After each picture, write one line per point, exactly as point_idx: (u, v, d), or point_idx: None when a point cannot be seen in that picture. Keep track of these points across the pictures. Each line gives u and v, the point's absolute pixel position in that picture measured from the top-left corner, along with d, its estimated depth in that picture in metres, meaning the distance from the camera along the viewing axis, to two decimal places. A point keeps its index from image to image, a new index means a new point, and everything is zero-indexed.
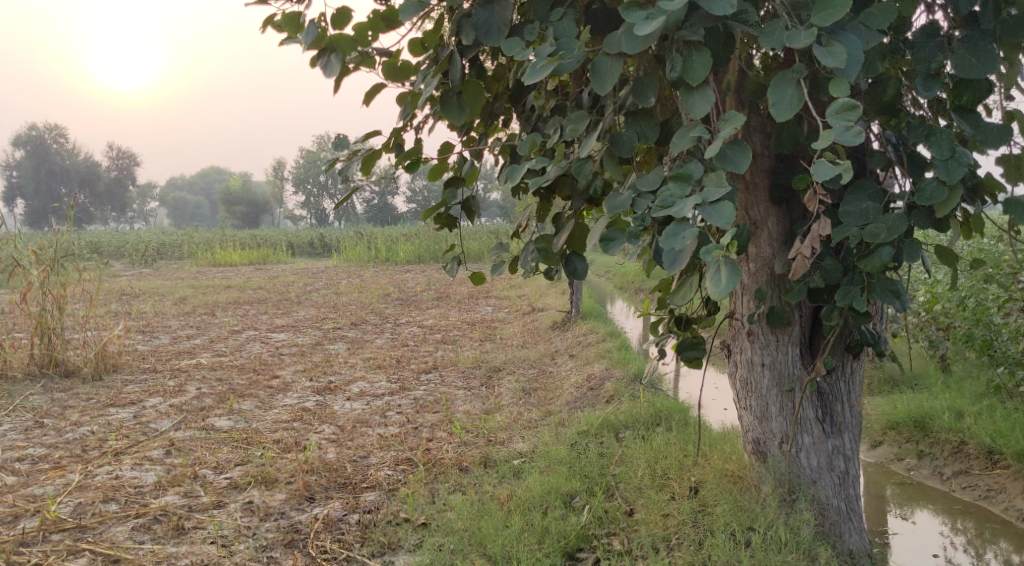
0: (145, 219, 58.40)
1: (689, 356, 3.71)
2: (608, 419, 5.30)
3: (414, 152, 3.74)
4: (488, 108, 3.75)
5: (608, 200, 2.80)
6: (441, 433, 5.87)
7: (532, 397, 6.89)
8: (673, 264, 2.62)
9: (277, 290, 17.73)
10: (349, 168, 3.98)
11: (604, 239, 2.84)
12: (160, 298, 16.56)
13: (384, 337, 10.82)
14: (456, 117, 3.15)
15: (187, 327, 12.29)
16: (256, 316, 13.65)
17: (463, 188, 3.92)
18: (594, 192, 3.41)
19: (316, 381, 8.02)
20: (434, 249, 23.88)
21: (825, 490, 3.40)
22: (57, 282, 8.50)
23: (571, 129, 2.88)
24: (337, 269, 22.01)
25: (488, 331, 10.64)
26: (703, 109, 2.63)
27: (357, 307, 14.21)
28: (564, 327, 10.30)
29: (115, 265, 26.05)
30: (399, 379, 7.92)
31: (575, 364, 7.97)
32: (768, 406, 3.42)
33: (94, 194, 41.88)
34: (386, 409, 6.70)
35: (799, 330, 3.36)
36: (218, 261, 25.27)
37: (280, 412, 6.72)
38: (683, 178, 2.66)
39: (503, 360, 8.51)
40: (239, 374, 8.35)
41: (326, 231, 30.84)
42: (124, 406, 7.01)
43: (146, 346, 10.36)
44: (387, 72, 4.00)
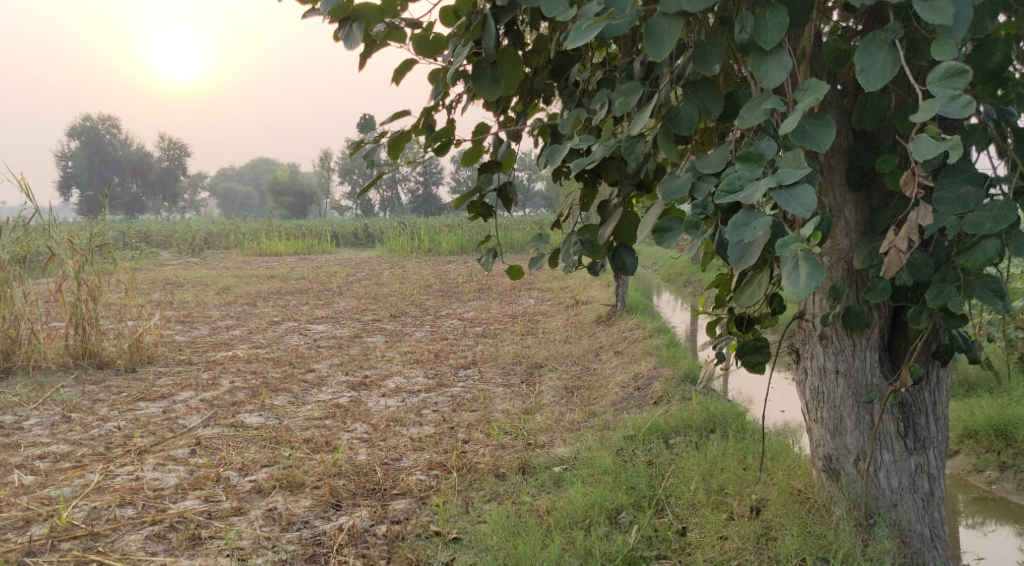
0: (195, 210, 58.97)
1: (752, 361, 3.34)
2: (658, 422, 4.93)
3: (446, 134, 3.41)
4: (527, 84, 3.41)
5: (663, 184, 2.44)
6: (478, 434, 5.55)
7: (575, 396, 6.54)
8: (741, 259, 2.26)
9: (319, 280, 17.55)
10: (375, 153, 3.65)
11: (659, 229, 2.48)
12: (203, 288, 16.47)
13: (424, 331, 10.54)
14: (490, 92, 2.81)
15: (227, 318, 12.13)
16: (296, 306, 13.46)
17: (500, 173, 3.56)
18: (645, 175, 3.05)
19: (352, 375, 7.74)
20: (477, 240, 23.60)
21: (907, 514, 3.01)
22: (91, 272, 8.34)
23: (621, 102, 2.52)
24: (380, 260, 21.83)
25: (530, 325, 10.31)
26: (778, 77, 2.27)
27: (398, 299, 13.96)
28: (609, 321, 9.93)
29: (162, 254, 26.15)
30: (437, 375, 7.62)
31: (621, 361, 7.60)
32: (842, 419, 3.04)
33: (144, 184, 42.29)
34: (422, 407, 6.40)
35: (877, 333, 2.98)
36: (262, 252, 25.26)
37: (313, 408, 6.45)
38: (753, 158, 2.31)
39: (546, 356, 8.17)
40: (273, 368, 8.11)
41: (371, 222, 30.73)
42: (155, 400, 6.80)
43: (184, 336, 10.19)
44: (418, 46, 3.66)
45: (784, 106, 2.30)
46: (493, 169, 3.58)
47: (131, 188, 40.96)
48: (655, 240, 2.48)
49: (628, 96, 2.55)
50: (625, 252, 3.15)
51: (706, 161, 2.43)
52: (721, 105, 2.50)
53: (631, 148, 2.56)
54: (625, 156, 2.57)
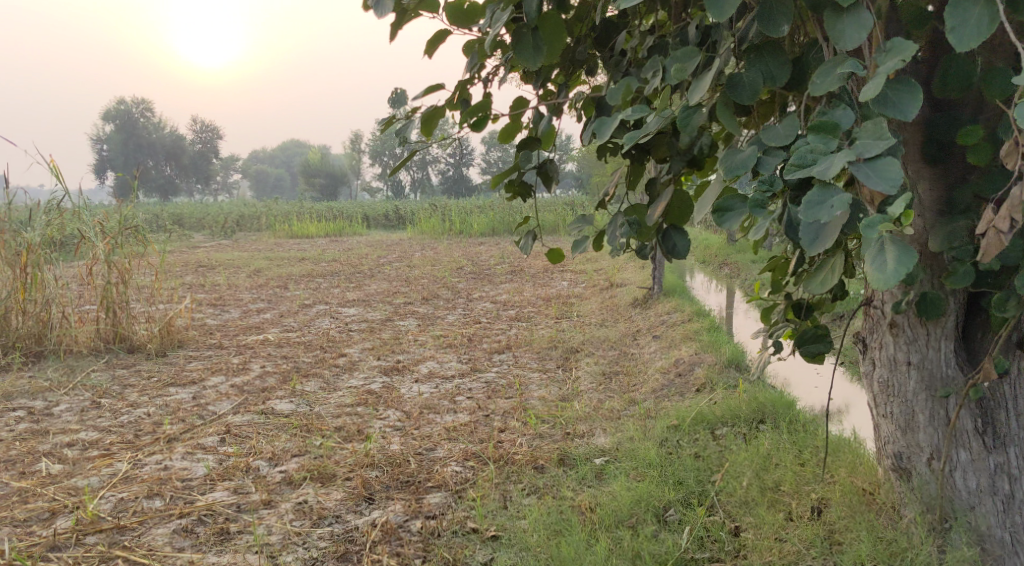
0: (227, 192, 59.25)
1: (812, 351, 3.11)
2: (703, 412, 4.72)
3: (482, 108, 3.20)
4: (570, 54, 3.19)
5: (725, 159, 2.22)
6: (514, 423, 5.37)
7: (614, 382, 6.34)
8: (815, 242, 2.04)
9: (350, 262, 17.42)
10: (407, 129, 3.45)
11: (720, 209, 2.26)
12: (234, 270, 16.39)
13: (457, 314, 10.36)
14: (530, 59, 2.59)
15: (258, 300, 12.02)
16: (326, 289, 13.33)
17: (539, 150, 3.34)
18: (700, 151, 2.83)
19: (384, 360, 7.58)
20: (508, 221, 23.40)
21: (986, 518, 2.83)
22: (121, 255, 8.23)
23: (678, 69, 2.30)
24: (411, 242, 21.69)
25: (564, 308, 10.09)
26: (857, 37, 2.04)
27: (430, 281, 13.79)
28: (645, 304, 9.71)
29: (195, 236, 26.18)
30: (471, 360, 7.44)
31: (660, 346, 7.38)
32: (915, 415, 2.87)
33: (177, 167, 42.47)
34: (457, 393, 6.22)
35: (953, 321, 2.78)
36: (294, 234, 25.22)
37: (345, 395, 6.30)
38: (828, 129, 2.08)
39: (582, 340, 7.96)
40: (305, 352, 7.97)
41: (401, 204, 30.60)
42: (185, 385, 6.67)
43: (215, 320, 10.08)
44: (452, 16, 3.46)
45: (863, 71, 2.06)
46: (534, 146, 3.36)
47: (164, 171, 41.14)
48: (715, 221, 2.26)
49: (685, 62, 2.33)
50: (674, 233, 2.93)
51: (773, 133, 2.20)
52: (788, 72, 2.28)
53: (688, 119, 2.34)
54: (681, 129, 2.35)
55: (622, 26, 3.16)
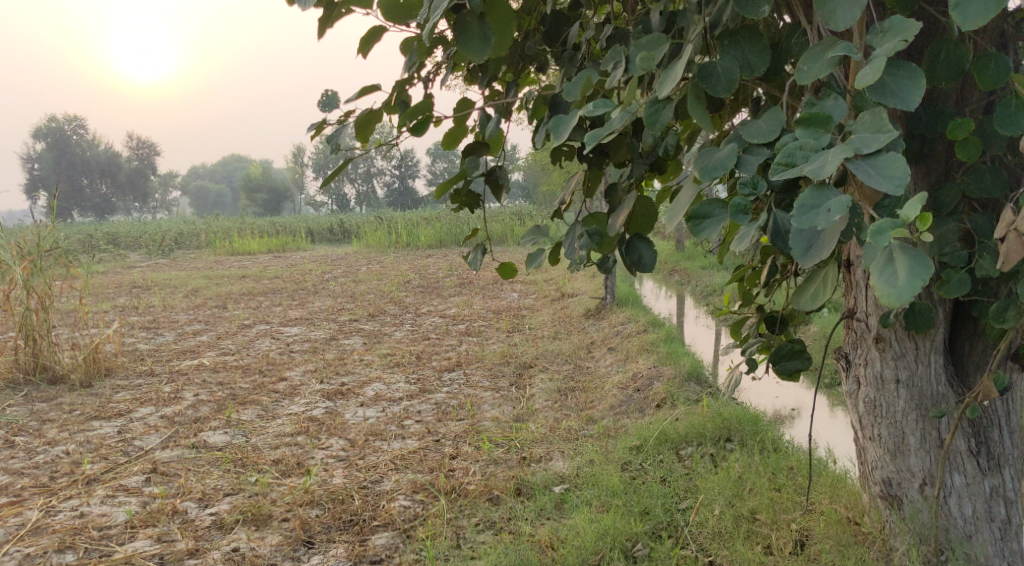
0: (166, 209, 58.06)
1: (789, 368, 2.85)
2: (666, 430, 4.43)
3: (423, 109, 2.88)
4: (519, 49, 2.91)
5: (699, 159, 1.93)
6: (466, 448, 5.04)
7: (570, 399, 6.04)
8: (808, 253, 1.76)
9: (293, 279, 16.92)
10: (340, 135, 3.11)
11: (695, 217, 1.97)
12: (171, 291, 15.80)
13: (404, 331, 9.98)
14: (477, 52, 2.28)
15: (195, 322, 11.50)
16: (268, 308, 12.85)
17: (487, 156, 3.04)
18: (665, 153, 2.55)
19: (327, 383, 7.19)
20: (456, 233, 23.06)
21: (983, 547, 2.60)
22: (42, 280, 7.72)
23: (644, 57, 2.01)
24: (356, 256, 21.23)
25: (515, 321, 9.78)
26: (850, 16, 1.77)
27: (376, 297, 13.39)
28: (599, 315, 9.45)
29: (131, 256, 25.38)
30: (419, 380, 7.09)
31: (615, 359, 7.11)
32: (905, 438, 2.61)
33: (113, 185, 41.33)
34: (404, 417, 5.86)
35: (943, 333, 2.52)
36: (236, 251, 24.58)
37: (285, 423, 5.90)
38: (818, 121, 1.80)
39: (535, 355, 7.66)
40: (242, 377, 7.54)
41: (346, 218, 30.09)
42: (110, 418, 6.21)
43: (148, 344, 9.58)
44: (387, 11, 3.14)
45: (858, 55, 1.79)
46: (481, 152, 3.05)
47: (99, 189, 40.00)
48: (690, 231, 1.97)
49: (651, 50, 2.04)
50: (638, 243, 2.65)
51: (754, 129, 1.92)
52: (766, 59, 2.01)
53: (656, 116, 2.05)
54: (649, 126, 2.06)
55: (574, 18, 2.88)
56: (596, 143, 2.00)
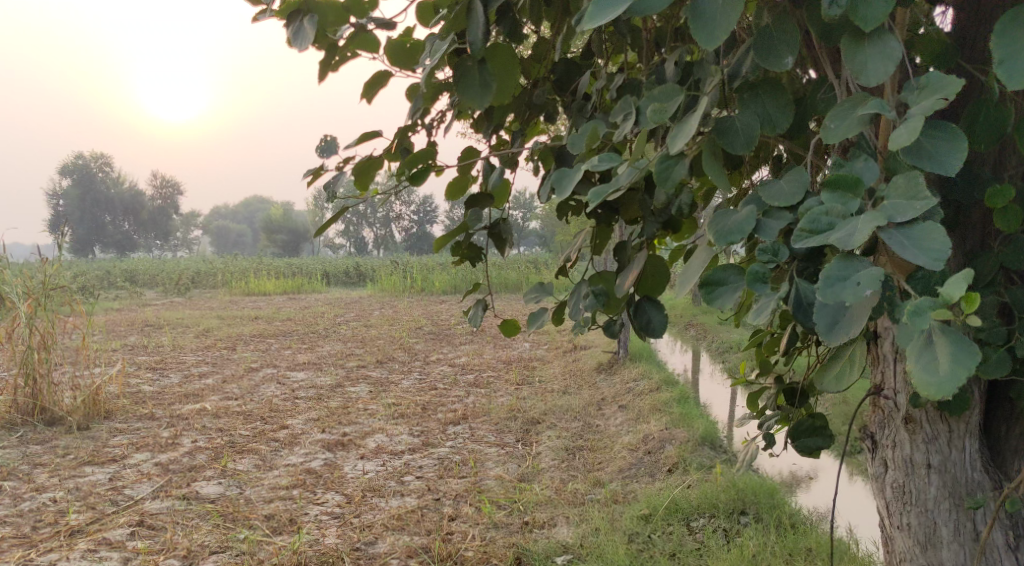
0: (186, 248, 58.43)
1: (810, 445, 2.65)
2: (677, 500, 4.23)
3: (424, 157, 2.73)
4: (526, 97, 2.76)
5: (713, 222, 1.76)
6: (467, 509, 4.83)
7: (578, 459, 5.82)
8: (833, 330, 1.57)
9: (305, 322, 16.80)
10: (337, 182, 2.93)
11: (707, 285, 1.80)
12: (182, 330, 15.70)
13: (412, 379, 9.79)
14: (476, 98, 2.12)
15: (202, 364, 11.36)
16: (277, 351, 12.70)
17: (491, 208, 2.88)
18: (679, 211, 2.39)
19: (328, 433, 6.99)
20: (471, 280, 22.94)
21: None
22: (46, 318, 7.60)
23: (656, 110, 1.85)
24: (370, 300, 21.11)
25: (525, 373, 9.57)
26: (883, 71, 1.60)
27: (386, 343, 13.22)
28: (611, 370, 9.23)
29: (147, 294, 25.38)
30: (423, 432, 6.88)
31: (627, 418, 6.88)
32: (937, 529, 2.33)
33: (134, 222, 41.62)
34: (405, 473, 5.65)
35: (978, 414, 2.31)
36: (251, 291, 24.55)
37: (281, 475, 5.70)
38: (846, 185, 1.63)
39: (543, 411, 7.44)
40: (243, 424, 7.35)
41: (362, 262, 30.08)
42: (103, 464, 6.04)
43: (152, 386, 9.42)
44: (393, 55, 3.01)
45: (893, 115, 1.62)
46: (485, 204, 2.89)
47: (120, 226, 40.29)
48: (703, 299, 1.80)
49: (664, 101, 1.88)
50: (648, 306, 2.48)
51: (775, 191, 1.75)
52: (790, 116, 1.85)
53: (668, 172, 1.89)
54: (660, 182, 1.89)
55: (586, 68, 2.74)
56: (601, 198, 1.83)
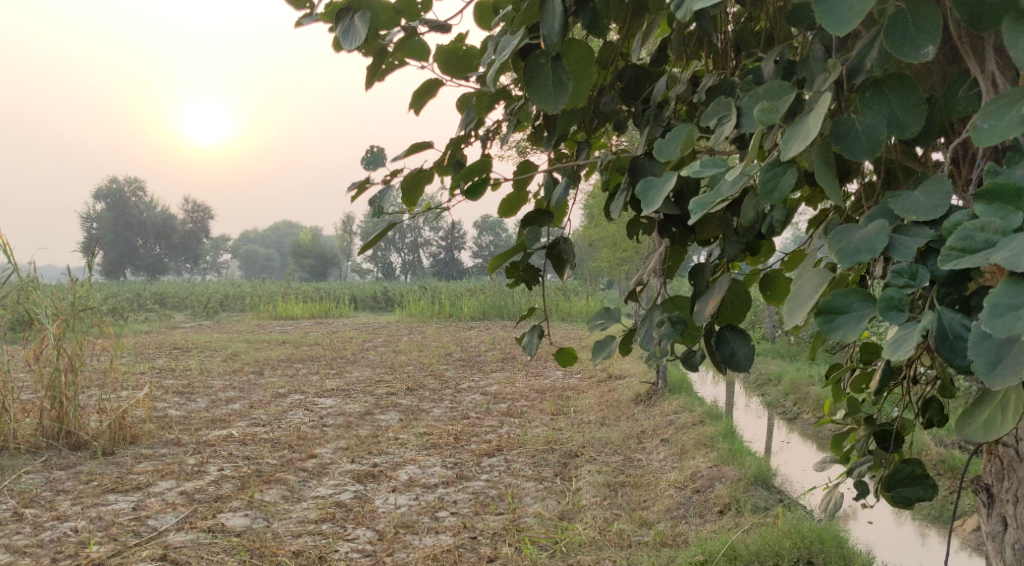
0: (215, 271, 58.76)
1: (909, 496, 2.36)
2: (736, 547, 4.03)
3: (480, 170, 2.50)
4: (593, 105, 2.54)
5: (836, 237, 1.53)
6: (507, 550, 4.57)
7: (621, 497, 5.53)
8: (995, 368, 1.39)
9: (333, 347, 16.61)
10: (385, 197, 2.71)
11: (827, 311, 1.54)
12: (210, 354, 15.55)
13: (443, 407, 9.52)
14: (548, 100, 1.89)
15: (229, 388, 11.16)
16: (305, 376, 12.50)
17: (551, 226, 2.64)
18: (770, 230, 2.13)
19: (358, 464, 6.73)
20: (500, 307, 22.73)
21: None
22: (74, 340, 7.43)
23: (764, 109, 1.60)
24: (398, 325, 20.91)
25: (560, 403, 9.29)
26: None
27: (416, 369, 12.98)
28: (649, 402, 8.95)
29: (176, 316, 25.35)
30: (457, 464, 6.62)
31: (670, 453, 6.59)
32: None
33: (166, 245, 41.80)
34: (439, 508, 5.38)
35: None
36: (279, 315, 24.45)
37: (310, 508, 5.46)
38: (1006, 194, 1.38)
39: (581, 443, 7.15)
40: (270, 452, 7.11)
41: (391, 287, 29.96)
42: (127, 492, 5.81)
43: (178, 410, 9.23)
44: (445, 64, 2.80)
45: None
46: (543, 222, 2.66)
47: (151, 249, 40.51)
48: (819, 329, 1.54)
49: (772, 101, 1.63)
50: (731, 335, 2.21)
51: (911, 204, 1.52)
52: (923, 117, 1.60)
53: (776, 182, 1.64)
54: (767, 194, 1.65)
55: (658, 74, 2.51)
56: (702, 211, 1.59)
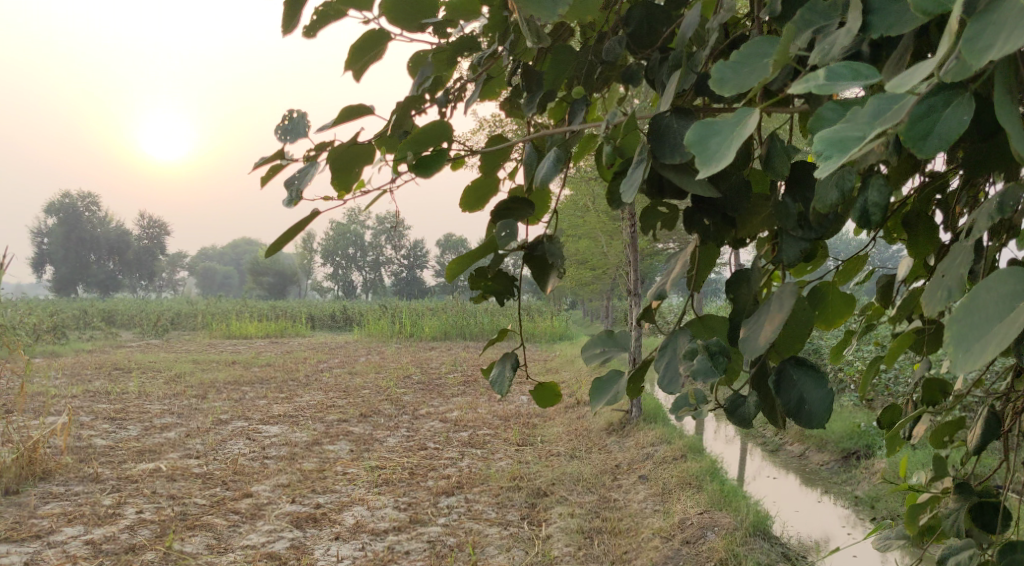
0: (167, 287, 57.49)
1: None
2: None
3: (436, 134, 1.76)
4: (591, 54, 1.86)
5: None
6: None
7: (598, 546, 4.84)
8: None
9: (285, 368, 15.73)
10: (307, 177, 1.96)
11: None
12: (152, 376, 14.59)
13: (398, 436, 8.76)
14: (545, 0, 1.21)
15: (166, 414, 10.28)
16: (251, 401, 11.61)
17: (530, 217, 1.93)
18: (867, 218, 1.45)
19: (299, 505, 5.95)
20: (462, 326, 22.05)
21: None
22: None
23: None
24: (356, 345, 20.10)
25: (526, 432, 8.60)
26: None
27: (371, 393, 12.19)
28: (622, 432, 8.31)
29: (124, 335, 24.22)
30: (411, 505, 5.88)
31: (650, 494, 5.93)
32: None
33: (121, 262, 40.55)
34: (388, 561, 4.64)
35: None
36: (232, 334, 23.49)
37: (236, 561, 4.69)
38: None
39: (550, 480, 6.46)
40: (200, 490, 6.29)
41: (350, 307, 29.18)
42: (23, 541, 4.99)
43: (105, 439, 8.37)
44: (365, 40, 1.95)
45: None
46: (522, 212, 1.96)
47: (103, 266, 39.26)
48: None
49: None
50: (797, 372, 1.52)
51: None
52: None
53: (931, 124, 0.98)
54: (915, 142, 0.99)
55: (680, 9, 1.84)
56: (835, 158, 0.94)
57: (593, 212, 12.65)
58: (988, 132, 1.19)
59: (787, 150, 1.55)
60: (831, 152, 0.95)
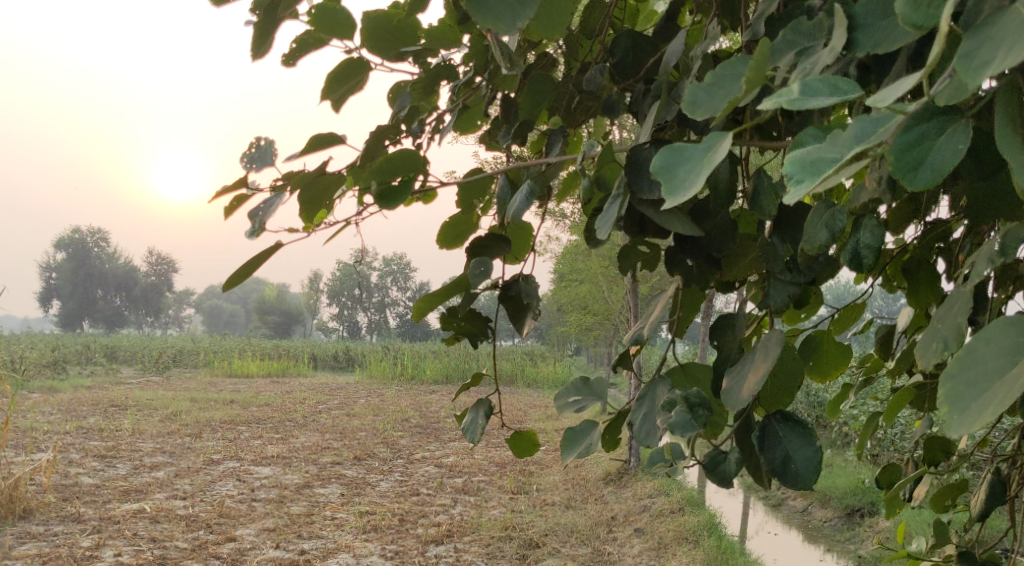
0: (172, 324, 57.50)
1: None
2: None
3: (407, 163, 1.64)
4: (572, 84, 1.76)
5: None
6: None
7: None
8: None
9: (283, 408, 15.57)
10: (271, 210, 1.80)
11: None
12: (148, 413, 14.44)
13: (391, 481, 8.59)
14: (501, 14, 1.11)
15: (158, 453, 10.12)
16: (245, 441, 11.45)
17: (508, 253, 1.80)
18: (863, 260, 1.32)
19: (283, 550, 5.78)
20: (463, 369, 21.89)
21: None
22: None
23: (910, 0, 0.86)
24: (357, 387, 19.95)
25: (521, 479, 8.42)
26: None
27: (368, 436, 12.02)
28: (619, 482, 8.14)
29: (124, 372, 24.09)
30: (398, 554, 5.71)
31: (646, 549, 5.75)
32: None
33: (126, 298, 40.57)
34: None
35: None
36: (233, 373, 23.36)
37: None
38: None
39: (543, 531, 6.28)
40: (182, 532, 6.13)
41: (353, 348, 29.07)
42: None
43: (92, 478, 8.21)
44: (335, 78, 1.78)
45: None
46: (498, 250, 1.83)
47: (109, 302, 39.27)
48: None
49: None
50: (784, 429, 1.39)
51: None
52: None
53: (921, 152, 0.88)
54: (904, 171, 0.88)
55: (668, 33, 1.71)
56: (807, 185, 0.84)
57: (596, 257, 12.56)
58: (990, 168, 1.09)
59: (774, 187, 1.44)
60: (802, 175, 0.86)
